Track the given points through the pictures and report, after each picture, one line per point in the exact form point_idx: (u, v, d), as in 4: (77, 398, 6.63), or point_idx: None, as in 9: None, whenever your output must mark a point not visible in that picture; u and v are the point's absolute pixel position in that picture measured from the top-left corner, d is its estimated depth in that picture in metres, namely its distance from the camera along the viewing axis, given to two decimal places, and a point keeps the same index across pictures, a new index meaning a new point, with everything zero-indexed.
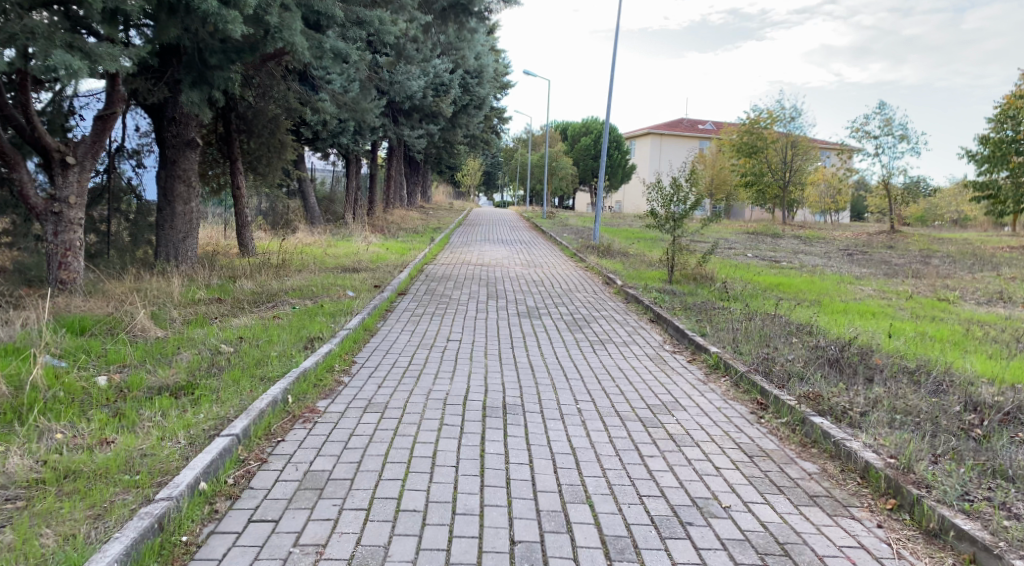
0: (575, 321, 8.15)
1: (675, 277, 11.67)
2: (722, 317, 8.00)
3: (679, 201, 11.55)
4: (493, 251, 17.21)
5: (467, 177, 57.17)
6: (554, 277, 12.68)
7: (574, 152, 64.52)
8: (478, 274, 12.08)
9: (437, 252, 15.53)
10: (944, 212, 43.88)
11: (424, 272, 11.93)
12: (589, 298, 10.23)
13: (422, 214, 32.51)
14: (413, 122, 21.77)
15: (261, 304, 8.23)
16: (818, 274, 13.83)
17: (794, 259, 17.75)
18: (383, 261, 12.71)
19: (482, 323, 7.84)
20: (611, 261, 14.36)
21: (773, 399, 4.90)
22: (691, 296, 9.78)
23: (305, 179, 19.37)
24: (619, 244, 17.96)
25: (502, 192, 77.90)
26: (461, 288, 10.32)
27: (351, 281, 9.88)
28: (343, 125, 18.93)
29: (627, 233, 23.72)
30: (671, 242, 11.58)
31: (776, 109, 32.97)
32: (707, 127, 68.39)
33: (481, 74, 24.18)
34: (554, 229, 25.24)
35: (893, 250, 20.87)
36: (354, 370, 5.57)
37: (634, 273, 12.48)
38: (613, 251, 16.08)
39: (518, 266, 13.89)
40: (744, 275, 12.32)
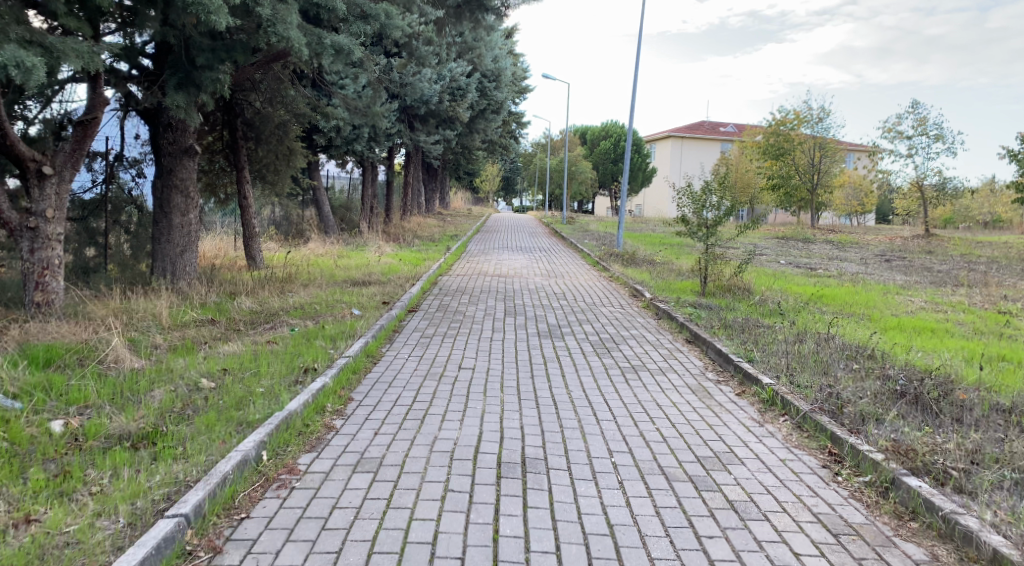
0: (603, 342, 7.30)
1: (708, 289, 10.80)
2: (767, 337, 7.14)
3: (713, 206, 10.69)
4: (512, 259, 16.44)
5: (486, 183, 56.52)
6: (578, 289, 11.81)
7: (593, 157, 63.62)
8: (497, 286, 11.26)
9: (453, 262, 14.79)
10: (978, 214, 42.32)
11: (438, 285, 11.18)
12: (616, 313, 9.37)
13: (440, 221, 31.90)
14: (429, 127, 21.12)
15: (259, 326, 7.56)
16: (862, 283, 12.84)
17: (831, 266, 16.73)
18: (395, 273, 11.98)
19: (499, 346, 7.02)
20: (638, 271, 13.51)
21: (851, 449, 4.00)
22: (727, 311, 8.93)
23: (318, 187, 18.80)
24: (644, 251, 17.09)
25: (521, 197, 77.24)
26: (476, 303, 9.51)
27: (358, 297, 9.15)
28: (357, 132, 18.33)
29: (651, 239, 22.80)
30: (704, 251, 10.72)
31: (804, 110, 31.83)
32: (730, 130, 67.12)
33: (498, 77, 23.48)
34: (575, 235, 24.43)
35: (934, 255, 19.75)
36: (349, 411, 4.80)
37: (663, 284, 11.63)
38: (639, 259, 15.22)
39: (539, 277, 13.07)
40: (783, 285, 11.40)
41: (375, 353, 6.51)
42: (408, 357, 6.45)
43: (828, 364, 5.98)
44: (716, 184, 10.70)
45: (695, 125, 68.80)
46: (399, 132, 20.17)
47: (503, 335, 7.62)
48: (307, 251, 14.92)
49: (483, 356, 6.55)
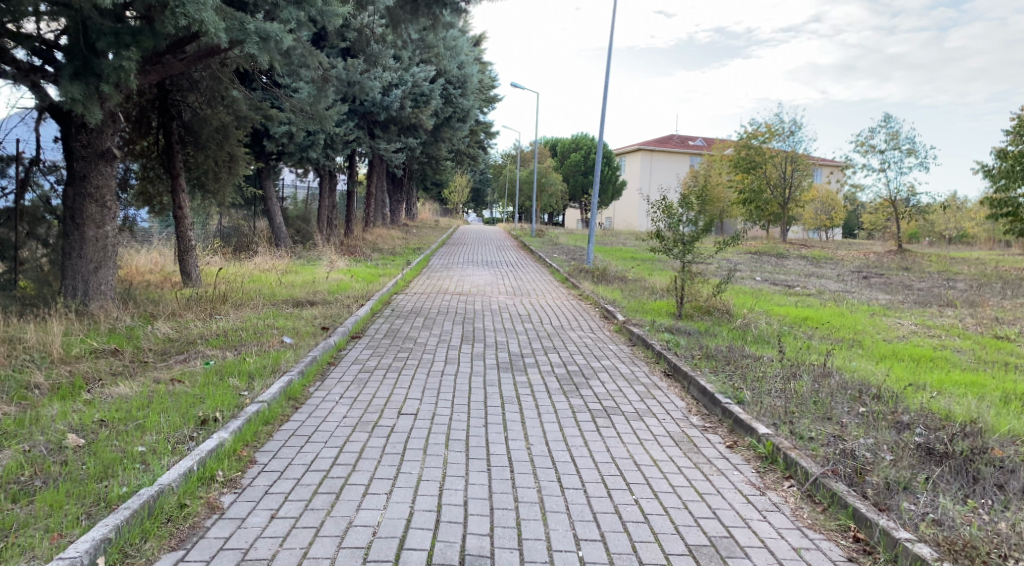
0: (570, 376, 6.38)
1: (686, 310, 10.01)
2: (755, 370, 6.32)
3: (689, 221, 9.95)
4: (477, 275, 15.47)
5: (454, 195, 55.54)
6: (545, 309, 10.88)
7: (563, 169, 63.16)
8: (456, 307, 10.27)
9: (412, 278, 13.78)
10: (942, 229, 42.81)
11: (391, 305, 10.14)
12: (585, 339, 8.45)
13: (404, 233, 30.83)
14: (391, 135, 20.15)
15: (169, 359, 6.48)
16: (845, 304, 12.19)
17: (809, 284, 16.13)
18: (344, 291, 10.94)
19: (449, 382, 6.06)
20: (609, 289, 12.69)
21: (883, 537, 3.17)
22: (707, 337, 8.12)
23: (270, 198, 17.71)
24: (616, 267, 16.33)
25: (491, 210, 76.50)
26: (431, 326, 8.52)
27: (295, 321, 8.08)
28: (312, 138, 17.26)
29: (624, 254, 22.15)
30: (681, 270, 9.95)
31: (775, 123, 31.60)
32: (699, 144, 67.43)
33: (465, 85, 22.63)
34: (545, 249, 23.61)
35: (908, 272, 19.46)
36: (247, 481, 3.83)
37: (636, 305, 10.80)
38: (610, 276, 14.39)
39: (504, 295, 12.13)
40: (764, 307, 10.66)
41: (300, 394, 5.49)
42: (338, 398, 5.45)
43: (829, 406, 5.16)
44: (693, 196, 9.95)
45: (665, 138, 68.92)
46: (359, 139, 19.16)
47: (456, 366, 6.66)
48: (253, 266, 13.79)
49: (429, 395, 5.59)
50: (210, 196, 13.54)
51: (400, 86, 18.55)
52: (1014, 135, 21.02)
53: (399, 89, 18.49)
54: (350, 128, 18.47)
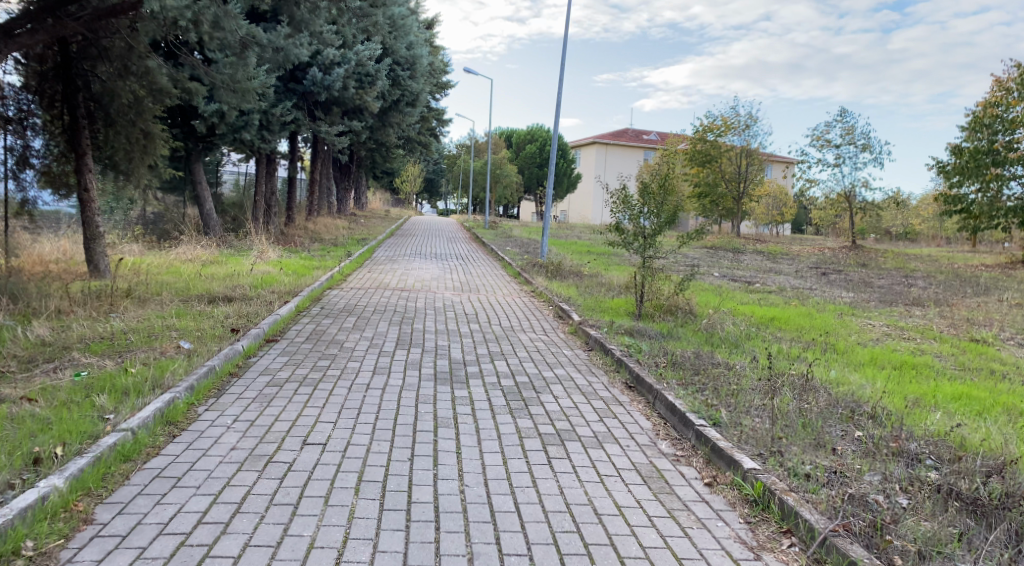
0: (520, 389, 5.47)
1: (646, 309, 9.29)
2: (731, 385, 5.53)
3: (650, 213, 9.15)
4: (423, 268, 14.47)
5: (406, 184, 53.77)
6: (494, 307, 9.93)
7: (518, 160, 62.22)
8: (395, 304, 9.22)
9: (351, 271, 12.69)
10: (887, 226, 43.81)
11: (322, 302, 9.02)
12: (538, 342, 7.55)
13: (350, 222, 29.43)
14: (334, 117, 18.87)
15: (30, 368, 5.20)
16: (807, 305, 11.73)
17: (768, 281, 15.71)
18: (271, 285, 9.77)
19: (375, 397, 5.06)
20: (562, 285, 11.87)
21: None
22: (672, 341, 7.35)
23: (199, 183, 16.25)
24: (570, 261, 15.58)
25: (444, 200, 75.03)
26: (362, 328, 7.46)
27: (202, 321, 6.88)
28: (245, 118, 15.87)
29: (579, 248, 21.51)
30: (641, 265, 9.20)
31: (731, 116, 31.34)
32: (653, 138, 67.55)
33: (414, 67, 21.48)
34: (497, 241, 22.77)
35: (863, 270, 19.39)
36: (71, 557, 2.80)
37: (592, 303, 10.00)
38: (565, 271, 13.56)
39: (449, 291, 11.12)
40: (728, 308, 10.04)
41: (185, 416, 4.37)
42: (232, 419, 4.39)
43: (824, 437, 4.41)
44: (658, 185, 9.16)
45: (619, 132, 68.81)
46: (298, 121, 17.82)
47: (385, 377, 5.66)
48: (173, 256, 12.41)
49: (347, 416, 4.58)
50: (124, 178, 11.87)
51: (343, 65, 17.33)
52: (968, 133, 21.29)
53: (342, 68, 17.27)
54: (288, 108, 17.13)
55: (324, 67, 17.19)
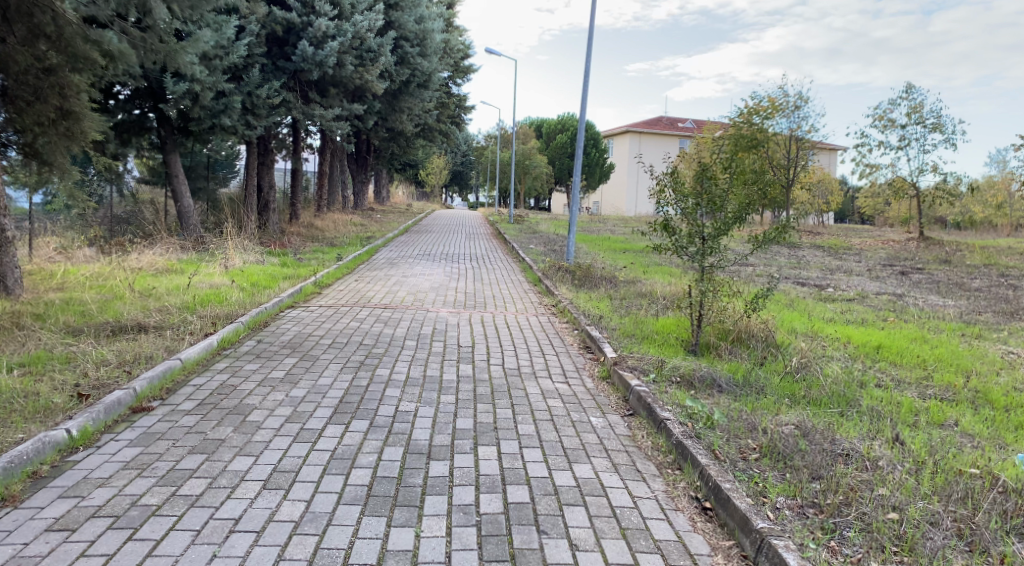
0: (508, 524, 3.14)
1: (705, 337, 6.86)
2: (897, 530, 3.07)
3: (711, 207, 6.69)
4: (427, 273, 12.16)
5: (431, 177, 51.57)
6: (502, 332, 7.50)
7: (548, 151, 59.65)
8: (364, 333, 6.87)
9: (333, 280, 10.42)
10: (950, 215, 40.08)
11: (267, 332, 6.74)
12: (554, 398, 5.12)
13: (364, 218, 27.37)
14: (331, 100, 16.62)
15: None
16: (911, 322, 9.08)
17: (842, 287, 12.96)
18: (213, 303, 7.54)
19: (231, 559, 2.79)
20: (593, 300, 9.42)
21: None
22: (756, 406, 4.90)
23: (177, 179, 14.27)
24: (603, 264, 13.12)
25: (473, 193, 72.78)
26: (296, 380, 5.13)
27: (52, 378, 4.60)
28: (225, 101, 13.79)
29: (612, 245, 19.01)
30: (700, 278, 6.76)
31: (779, 97, 28.06)
32: (689, 125, 64.11)
33: (423, 43, 19.08)
34: (520, 238, 20.42)
35: (948, 270, 16.40)
36: None
37: (631, 328, 7.55)
38: (597, 279, 11.08)
39: (448, 308, 8.72)
40: (814, 334, 7.51)
41: None
42: None
43: None
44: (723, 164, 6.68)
45: (653, 120, 65.67)
46: (289, 103, 15.63)
47: (281, 493, 3.36)
48: (122, 262, 10.32)
49: None
50: (51, 171, 9.53)
51: (338, 38, 15.04)
52: None
53: (337, 41, 14.96)
54: (276, 89, 14.97)
55: (315, 40, 14.93)
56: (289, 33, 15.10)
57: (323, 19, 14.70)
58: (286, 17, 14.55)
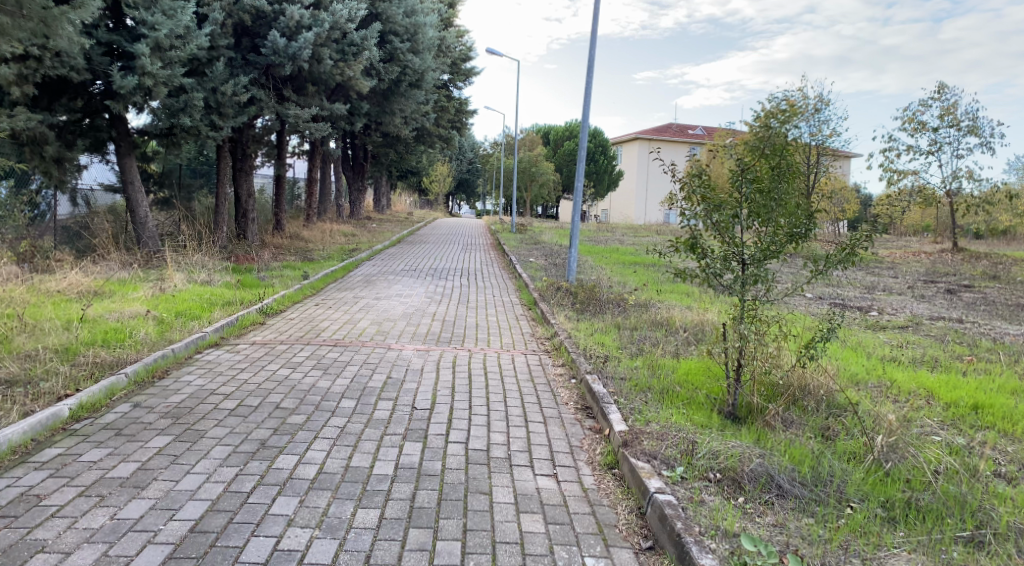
0: None
1: (746, 398, 5.16)
2: None
3: (752, 221, 5.00)
4: (404, 294, 10.50)
5: (434, 185, 50.02)
6: (475, 381, 5.76)
7: (556, 158, 58.05)
8: (285, 389, 5.16)
9: (287, 306, 8.79)
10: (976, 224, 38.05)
11: (160, 385, 5.06)
12: (531, 513, 3.46)
13: (358, 227, 25.83)
14: (309, 99, 15.05)
15: None
16: (994, 362, 7.27)
17: (888, 310, 11.20)
18: (110, 342, 5.87)
19: None
20: (597, 332, 7.65)
21: None
22: (843, 538, 3.20)
23: (131, 186, 12.74)
24: (610, 283, 11.42)
25: (479, 201, 71.26)
26: (141, 483, 3.47)
27: None
28: (186, 97, 12.18)
29: (621, 259, 17.30)
30: (740, 319, 5.08)
31: (798, 100, 26.44)
32: (699, 132, 62.35)
33: (415, 37, 17.52)
34: (521, 249, 18.78)
35: (999, 288, 14.56)
36: None
37: (646, 379, 5.82)
38: (603, 306, 9.33)
39: (416, 345, 7.01)
40: (885, 390, 5.74)
41: None
42: None
43: None
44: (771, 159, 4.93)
45: (663, 126, 63.96)
46: (260, 101, 14.02)
47: None
48: (40, 283, 8.70)
49: None
50: None
51: (315, 28, 13.48)
52: None
53: (312, 32, 13.38)
54: (244, 86, 13.39)
55: (288, 31, 13.38)
56: (259, 23, 13.52)
57: (296, 6, 13.11)
58: (255, 5, 12.92)
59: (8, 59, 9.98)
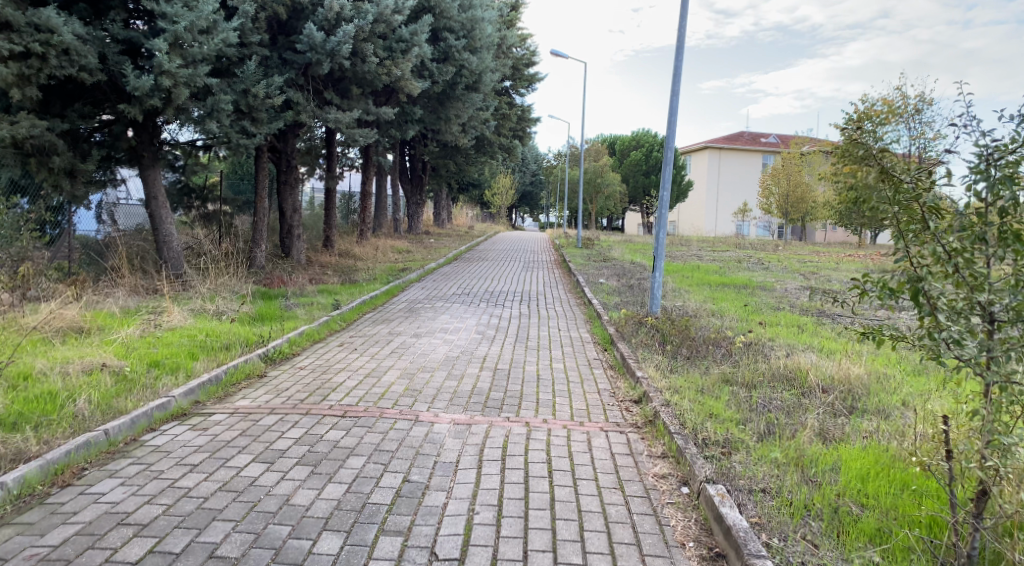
0: None
1: (996, 548, 3.03)
2: None
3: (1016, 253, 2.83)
4: (453, 326, 8.68)
5: (496, 199, 48.57)
6: (534, 490, 3.79)
7: (622, 169, 55.57)
8: (239, 511, 3.34)
9: (303, 346, 7.14)
10: None
11: (58, 496, 3.41)
12: None
13: (415, 243, 24.40)
14: (353, 102, 13.61)
15: None
16: None
17: None
18: (31, 415, 4.28)
19: None
20: (705, 396, 5.53)
21: None
22: None
23: (154, 203, 11.71)
24: (702, 315, 9.32)
25: (544, 214, 69.40)
26: None
27: None
28: (213, 98, 10.94)
29: (704, 280, 15.04)
30: (988, 414, 2.97)
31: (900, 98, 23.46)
32: (774, 140, 58.74)
33: (471, 34, 15.89)
34: (589, 267, 16.75)
35: None
36: None
37: (803, 495, 3.70)
38: (702, 354, 7.17)
39: (455, 413, 5.08)
40: None
41: None
42: None
43: None
44: None
45: (735, 134, 60.61)
46: (297, 105, 12.69)
47: None
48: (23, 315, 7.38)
49: None
50: None
51: (356, 21, 12.03)
52: None
53: (353, 24, 11.93)
54: (278, 87, 12.10)
55: (327, 25, 11.98)
56: (295, 17, 12.22)
57: None
58: None
59: (7, 57, 8.86)
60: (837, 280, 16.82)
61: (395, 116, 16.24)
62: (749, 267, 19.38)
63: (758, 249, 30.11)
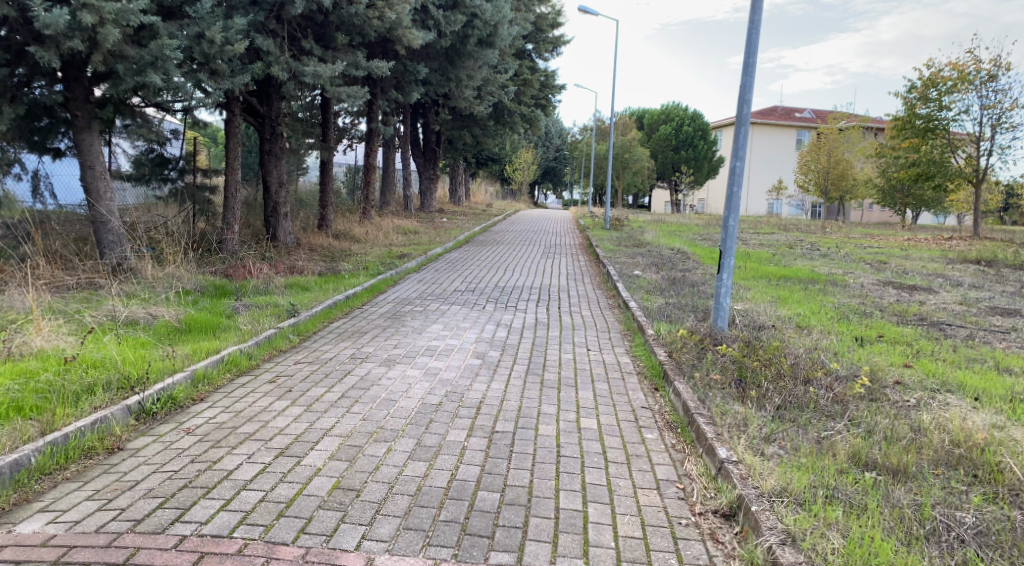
0: None
1: None
2: None
3: None
4: (443, 345, 6.37)
5: (518, 174, 45.64)
6: None
7: (651, 144, 52.40)
8: None
9: (214, 381, 4.90)
10: None
11: None
12: None
13: (425, 222, 22.08)
14: (339, 54, 11.35)
15: None
16: None
17: None
18: None
19: None
20: (853, 518, 3.16)
21: None
22: None
23: (90, 174, 9.49)
24: (781, 331, 6.91)
25: (568, 191, 66.14)
26: None
27: None
28: (156, 42, 8.59)
29: (759, 272, 12.52)
30: None
31: None
32: (810, 115, 55.26)
33: None
34: (620, 254, 14.32)
35: None
36: None
37: None
38: (805, 407, 4.78)
39: (408, 559, 2.80)
40: None
41: None
42: None
43: None
44: None
45: (769, 109, 57.11)
46: (268, 55, 10.42)
47: None
48: None
49: None
50: None
51: None
52: None
53: None
54: (241, 31, 9.74)
55: None
56: None
57: None
58: None
59: None
60: (914, 272, 14.21)
61: (395, 74, 13.92)
62: (803, 254, 16.77)
63: (803, 231, 27.23)
